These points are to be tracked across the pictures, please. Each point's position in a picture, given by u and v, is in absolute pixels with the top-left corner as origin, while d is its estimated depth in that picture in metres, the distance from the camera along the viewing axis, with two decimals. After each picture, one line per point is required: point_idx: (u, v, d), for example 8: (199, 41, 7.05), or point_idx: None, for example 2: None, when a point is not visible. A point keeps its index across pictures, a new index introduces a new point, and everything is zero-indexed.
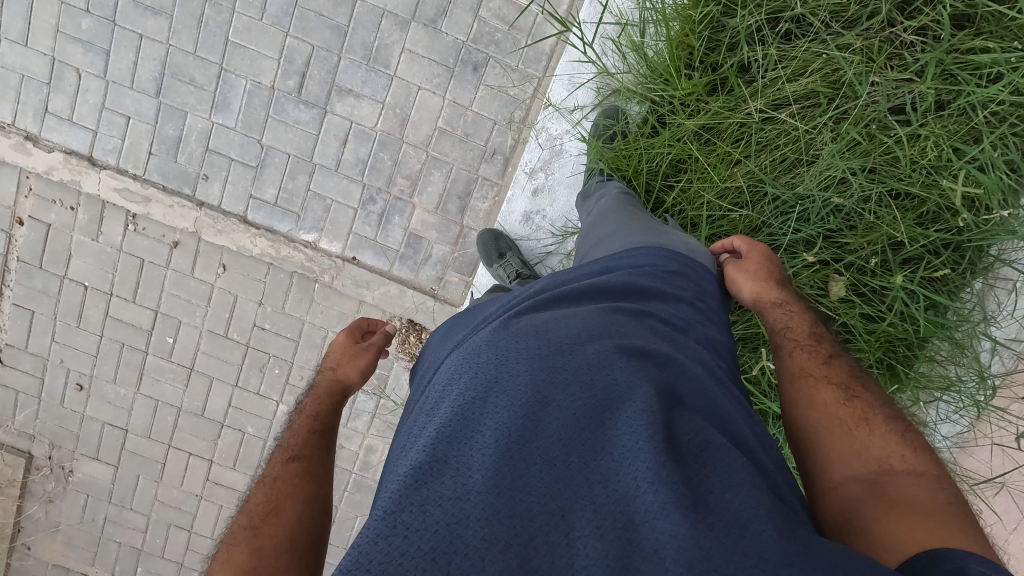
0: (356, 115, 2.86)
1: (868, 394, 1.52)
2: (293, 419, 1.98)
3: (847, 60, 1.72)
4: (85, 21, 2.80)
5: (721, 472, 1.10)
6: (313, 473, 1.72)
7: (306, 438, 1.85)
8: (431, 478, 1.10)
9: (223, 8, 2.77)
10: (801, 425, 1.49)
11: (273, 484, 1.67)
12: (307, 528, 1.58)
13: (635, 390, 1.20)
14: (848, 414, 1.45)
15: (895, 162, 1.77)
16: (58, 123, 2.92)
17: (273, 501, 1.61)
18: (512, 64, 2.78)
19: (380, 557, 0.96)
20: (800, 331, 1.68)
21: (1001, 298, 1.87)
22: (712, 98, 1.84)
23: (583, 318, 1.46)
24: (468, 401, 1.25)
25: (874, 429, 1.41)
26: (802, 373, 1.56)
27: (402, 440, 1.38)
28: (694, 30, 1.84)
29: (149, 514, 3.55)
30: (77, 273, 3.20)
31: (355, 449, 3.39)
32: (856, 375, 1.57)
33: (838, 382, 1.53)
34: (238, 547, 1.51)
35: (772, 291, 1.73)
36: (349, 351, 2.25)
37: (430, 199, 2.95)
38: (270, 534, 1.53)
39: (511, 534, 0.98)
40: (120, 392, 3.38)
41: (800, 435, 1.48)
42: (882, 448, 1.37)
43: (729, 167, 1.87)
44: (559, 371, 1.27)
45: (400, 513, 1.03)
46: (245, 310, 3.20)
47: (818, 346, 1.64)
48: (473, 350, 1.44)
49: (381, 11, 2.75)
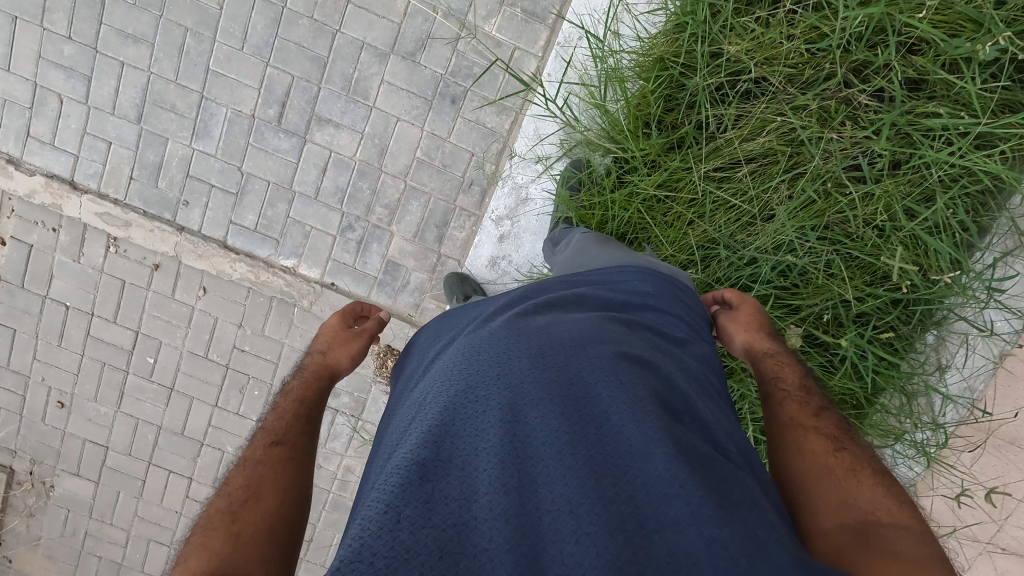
0: (335, 145, 2.89)
1: (857, 448, 1.48)
2: (278, 400, 1.91)
3: (803, 122, 1.74)
4: (67, 48, 2.83)
5: (727, 487, 1.15)
6: (296, 462, 1.66)
7: (292, 422, 1.79)
8: (436, 471, 1.10)
9: (203, 38, 2.79)
10: (789, 475, 1.44)
11: (255, 468, 1.61)
12: (287, 517, 1.53)
13: (641, 397, 1.24)
14: (835, 464, 1.41)
15: (848, 222, 1.82)
16: (41, 147, 2.95)
17: (253, 488, 1.55)
18: (490, 98, 2.81)
19: (386, 551, 0.95)
20: (790, 381, 1.64)
21: (953, 351, 1.93)
22: (669, 158, 1.89)
23: (585, 323, 1.49)
24: (471, 396, 1.26)
25: (862, 481, 1.37)
26: (792, 424, 1.53)
27: (392, 433, 1.38)
28: (652, 91, 1.87)
29: (129, 529, 3.59)
30: (59, 293, 3.23)
31: (333, 469, 3.43)
32: (846, 429, 1.53)
33: (827, 435, 1.49)
34: (215, 531, 1.44)
35: (763, 341, 1.72)
36: (342, 335, 2.18)
37: (408, 228, 2.99)
38: (249, 522, 1.47)
39: (521, 533, 1.00)
40: (101, 410, 3.41)
41: (787, 485, 1.43)
42: (870, 501, 1.32)
43: (683, 227, 1.92)
44: (566, 372, 1.29)
45: (404, 507, 1.03)
46: (225, 332, 3.23)
47: (809, 398, 1.60)
48: (473, 343, 1.45)
49: (361, 43, 2.77)
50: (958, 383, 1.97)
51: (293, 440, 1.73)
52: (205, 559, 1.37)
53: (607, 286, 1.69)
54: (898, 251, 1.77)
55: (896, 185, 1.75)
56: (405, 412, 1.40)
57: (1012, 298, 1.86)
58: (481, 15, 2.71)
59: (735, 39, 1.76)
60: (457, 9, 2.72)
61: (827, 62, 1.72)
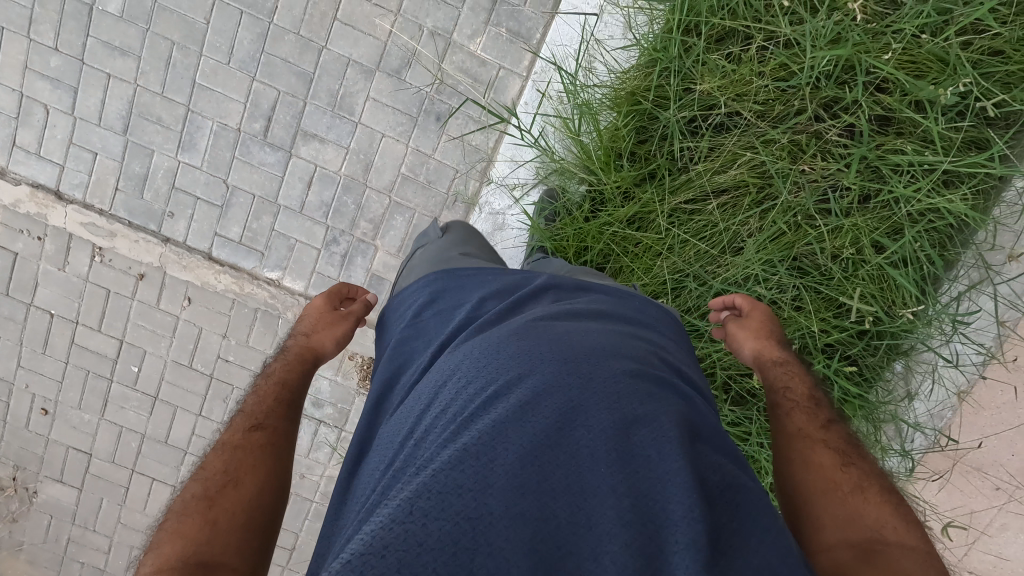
0: (321, 159, 2.91)
1: (866, 462, 1.43)
2: (260, 380, 1.81)
3: (773, 156, 1.77)
4: (54, 59, 2.84)
5: (748, 517, 1.15)
6: (277, 445, 1.58)
7: (272, 403, 1.70)
8: (454, 464, 1.10)
9: (190, 51, 2.80)
10: (794, 486, 1.39)
11: (234, 451, 1.53)
12: (266, 502, 1.45)
13: (662, 414, 1.25)
14: (843, 479, 1.36)
15: (816, 254, 1.85)
16: (26, 157, 2.96)
17: (231, 472, 1.47)
18: (475, 115, 2.83)
19: (397, 545, 0.97)
20: (798, 392, 1.58)
21: (921, 381, 1.95)
22: (641, 190, 1.92)
23: (607, 333, 1.50)
24: (493, 392, 1.27)
25: (870, 497, 1.32)
26: (799, 435, 1.47)
27: (406, 417, 1.38)
28: (624, 124, 1.90)
29: (112, 536, 3.60)
30: (44, 301, 3.24)
31: (316, 479, 3.45)
32: (855, 442, 1.47)
33: (836, 449, 1.43)
34: (190, 516, 1.37)
35: (772, 349, 1.66)
36: (329, 315, 2.07)
37: (393, 242, 3.01)
38: (227, 509, 1.40)
39: (536, 542, 1.01)
40: (85, 418, 3.42)
41: (792, 496, 1.38)
42: (877, 520, 1.27)
43: (653, 258, 1.94)
44: (592, 375, 1.29)
45: (419, 500, 1.04)
46: (210, 342, 3.25)
47: (818, 409, 1.54)
48: (496, 337, 1.45)
49: (347, 59, 2.78)
50: (926, 411, 1.99)
51: (274, 422, 1.64)
52: (181, 548, 1.31)
53: (620, 303, 1.72)
54: (860, 285, 1.81)
55: (865, 219, 1.78)
56: (420, 397, 1.41)
57: (975, 332, 1.88)
58: (466, 34, 2.74)
59: (706, 76, 1.79)
60: (443, 28, 2.74)
61: (797, 98, 1.74)
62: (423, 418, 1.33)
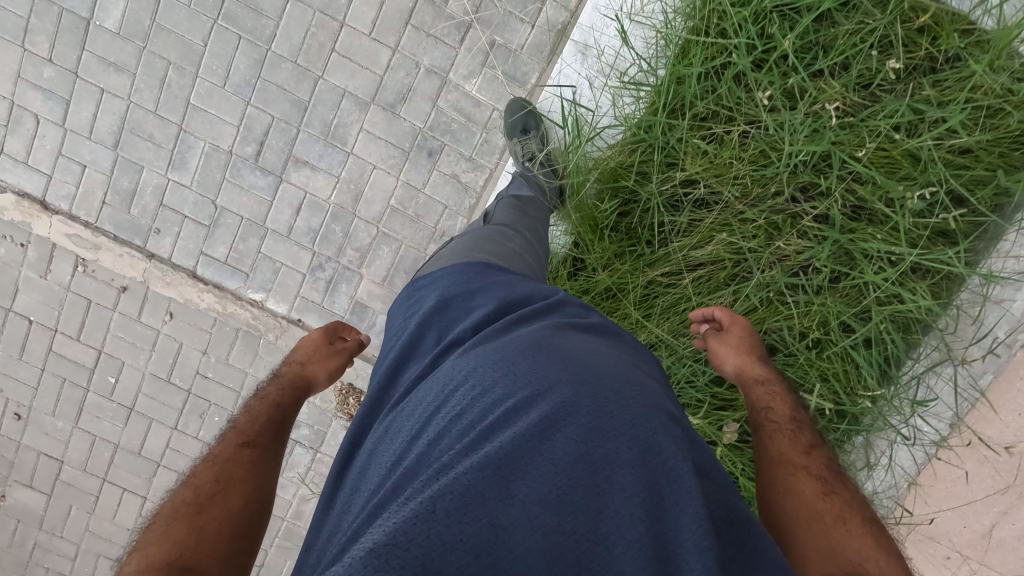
0: (311, 186, 2.92)
1: (847, 490, 1.42)
2: (253, 400, 1.72)
3: (747, 237, 1.83)
4: (47, 70, 2.82)
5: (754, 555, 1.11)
6: (270, 464, 1.52)
7: (267, 424, 1.62)
8: (477, 466, 1.06)
9: (186, 72, 2.80)
10: (778, 513, 1.39)
11: (225, 462, 1.46)
12: (254, 519, 1.38)
13: (679, 438, 1.22)
14: (824, 509, 1.35)
15: (786, 332, 1.92)
16: (13, 165, 2.94)
17: (221, 485, 1.39)
18: (466, 153, 2.86)
19: (420, 542, 0.93)
20: (781, 413, 1.57)
21: (877, 455, 2.03)
22: (620, 261, 1.98)
23: (620, 356, 1.47)
24: (513, 397, 1.22)
25: (851, 530, 1.31)
26: (780, 461, 1.46)
27: (415, 413, 1.32)
28: (607, 197, 1.96)
29: (78, 543, 3.58)
30: (23, 307, 3.22)
31: (289, 498, 3.47)
32: (836, 467, 1.47)
33: (817, 475, 1.42)
34: (178, 523, 1.29)
35: (755, 367, 1.64)
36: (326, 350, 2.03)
37: (378, 271, 3.03)
38: (216, 519, 1.32)
39: (553, 558, 0.97)
40: (58, 425, 3.41)
41: (777, 525, 1.37)
42: (858, 552, 1.27)
43: (629, 327, 2.00)
44: (612, 391, 1.25)
45: (440, 499, 1.00)
46: (190, 357, 3.25)
47: (799, 432, 1.53)
48: (516, 341, 1.40)
49: (343, 91, 2.80)
50: (882, 482, 2.06)
51: (267, 442, 1.56)
52: (166, 551, 1.23)
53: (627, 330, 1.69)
54: (823, 364, 1.89)
55: (834, 300, 1.84)
56: (431, 393, 1.35)
57: (932, 414, 1.95)
58: (462, 75, 2.76)
59: (688, 155, 1.84)
60: (439, 66, 2.76)
61: (774, 181, 1.79)
62: (434, 418, 1.27)
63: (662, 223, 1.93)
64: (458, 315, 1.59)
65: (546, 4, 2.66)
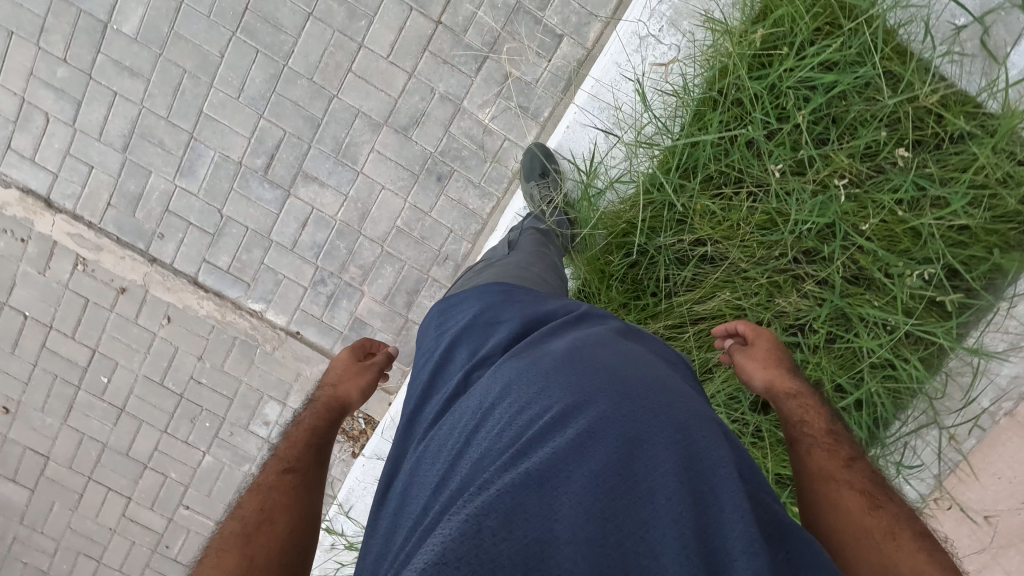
0: (318, 202, 2.94)
1: (893, 503, 1.40)
2: (290, 428, 1.65)
3: (749, 296, 1.88)
4: (61, 70, 2.81)
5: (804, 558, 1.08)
6: (314, 487, 1.47)
7: (305, 451, 1.56)
8: (520, 481, 1.06)
9: (200, 81, 2.80)
10: (823, 529, 1.39)
11: (269, 488, 1.42)
12: (301, 543, 1.34)
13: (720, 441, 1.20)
14: (873, 525, 1.34)
15: None
16: (19, 161, 2.93)
17: (267, 512, 1.35)
18: (475, 180, 2.88)
19: (470, 558, 0.94)
20: (816, 427, 1.56)
21: None
22: (625, 309, 2.04)
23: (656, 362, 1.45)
24: (549, 411, 1.22)
25: (902, 544, 1.30)
26: (821, 476, 1.45)
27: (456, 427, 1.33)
28: (616, 247, 2.01)
29: (59, 540, 3.56)
30: (19, 302, 3.21)
31: None
32: (879, 479, 1.45)
33: (861, 490, 1.41)
34: (227, 553, 1.26)
35: (785, 381, 1.64)
36: (351, 368, 1.90)
37: (379, 290, 3.05)
38: (263, 546, 1.29)
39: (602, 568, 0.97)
40: (47, 421, 3.39)
41: (825, 543, 1.36)
42: (912, 569, 1.27)
43: None
44: (649, 399, 1.25)
45: (486, 516, 1.00)
46: (184, 362, 3.25)
47: (837, 444, 1.51)
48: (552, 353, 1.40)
49: (356, 110, 2.82)
50: None
51: (308, 466, 1.51)
52: None
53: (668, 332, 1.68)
54: None
55: (828, 361, 1.91)
56: (470, 409, 1.36)
57: (915, 476, 2.01)
58: (476, 103, 2.79)
59: (697, 213, 1.88)
60: (454, 93, 2.78)
61: (778, 245, 1.84)
62: (474, 432, 1.28)
63: (667, 275, 1.98)
64: (489, 331, 1.60)
65: (563, 40, 2.69)
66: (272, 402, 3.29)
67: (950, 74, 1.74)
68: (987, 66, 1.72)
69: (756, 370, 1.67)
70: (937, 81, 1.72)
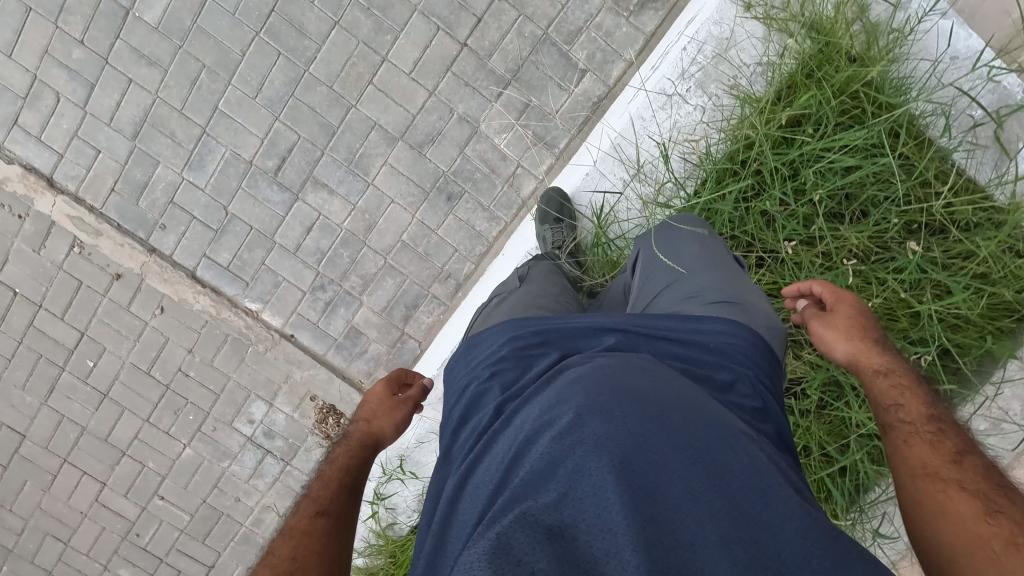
0: (326, 209, 2.93)
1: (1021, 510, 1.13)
2: (322, 466, 1.61)
3: None
4: (77, 51, 2.78)
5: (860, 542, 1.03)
6: (346, 535, 1.44)
7: (342, 491, 1.52)
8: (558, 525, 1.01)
9: (219, 77, 2.79)
10: (928, 535, 1.16)
11: (300, 536, 1.39)
12: None
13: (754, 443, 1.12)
14: (989, 532, 1.09)
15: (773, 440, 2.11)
16: (25, 138, 2.88)
17: (298, 563, 1.34)
18: (485, 203, 2.90)
19: None
20: (912, 410, 1.32)
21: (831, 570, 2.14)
22: None
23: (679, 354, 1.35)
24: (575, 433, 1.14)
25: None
26: (921, 471, 1.22)
27: (481, 454, 1.26)
28: None
29: (27, 519, 3.51)
30: (9, 278, 3.15)
31: (251, 505, 3.46)
32: (1004, 483, 1.18)
33: (977, 492, 1.15)
34: None
35: (872, 357, 1.43)
36: (389, 401, 1.78)
37: (379, 301, 3.05)
38: None
39: None
40: (27, 399, 3.34)
41: (924, 550, 1.16)
42: None
43: None
44: (677, 405, 1.15)
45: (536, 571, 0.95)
46: (174, 354, 3.22)
47: (943, 437, 1.25)
48: (574, 365, 1.30)
49: (373, 122, 2.82)
50: None
51: (341, 510, 1.48)
52: None
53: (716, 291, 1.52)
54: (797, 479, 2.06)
55: (816, 426, 2.01)
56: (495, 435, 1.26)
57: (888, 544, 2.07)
58: (494, 128, 2.80)
59: None
60: (473, 115, 2.79)
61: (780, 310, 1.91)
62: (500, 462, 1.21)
63: None
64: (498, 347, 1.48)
65: (586, 75, 2.71)
66: (259, 401, 3.28)
67: (963, 164, 1.76)
68: (999, 159, 1.72)
69: (837, 338, 1.49)
70: (949, 171, 1.75)
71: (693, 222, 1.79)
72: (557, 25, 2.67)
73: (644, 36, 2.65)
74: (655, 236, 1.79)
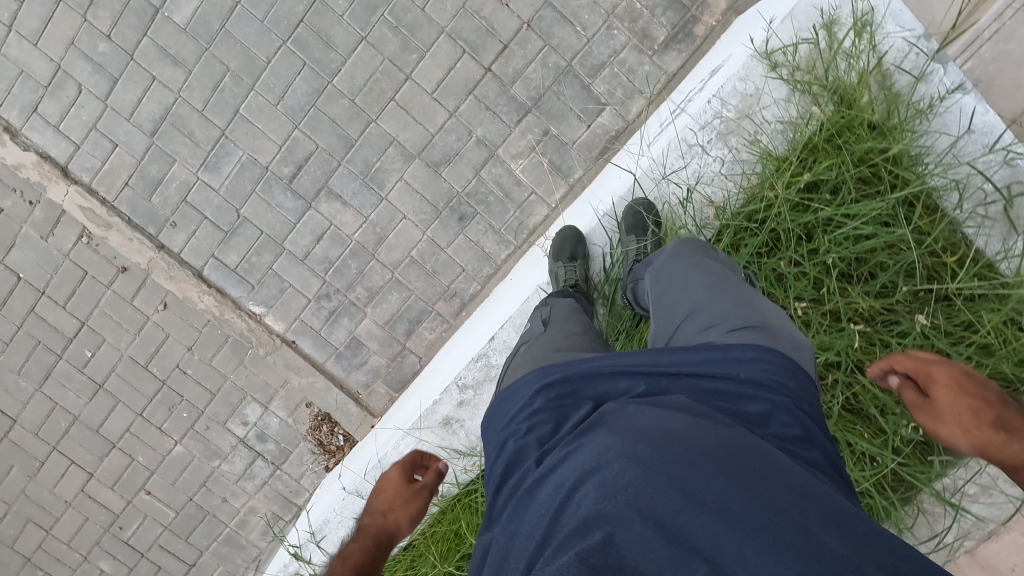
0: (337, 219, 2.95)
1: None
2: (337, 562, 1.66)
3: None
4: (103, 45, 2.80)
5: None
6: None
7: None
8: None
9: (242, 82, 2.81)
10: None
11: None
12: None
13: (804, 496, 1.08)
14: None
15: None
16: (43, 126, 2.90)
17: None
18: (496, 226, 2.92)
19: None
20: None
21: None
22: None
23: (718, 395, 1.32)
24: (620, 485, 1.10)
25: None
26: None
27: (524, 509, 1.20)
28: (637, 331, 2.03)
29: (10, 504, 3.49)
30: (14, 263, 3.15)
31: (237, 506, 3.45)
32: None
33: None
34: None
35: (1004, 449, 1.44)
36: (403, 489, 1.69)
37: (383, 314, 3.06)
38: None
39: None
40: (20, 384, 3.32)
41: None
42: None
43: None
44: (722, 455, 1.12)
45: None
46: (173, 350, 3.22)
47: None
48: (611, 415, 1.26)
49: (392, 138, 2.84)
50: None
51: None
52: None
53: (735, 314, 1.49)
54: None
55: None
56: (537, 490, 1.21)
57: None
58: (511, 153, 2.83)
59: None
60: (491, 139, 2.82)
61: None
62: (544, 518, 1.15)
63: None
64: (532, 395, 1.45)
65: (605, 109, 2.74)
66: (254, 404, 3.27)
67: (972, 236, 1.79)
68: (1006, 235, 1.77)
69: (961, 432, 1.48)
70: (958, 243, 1.78)
71: (697, 251, 1.76)
72: (581, 58, 2.70)
73: (665, 76, 2.69)
74: (662, 271, 1.77)
